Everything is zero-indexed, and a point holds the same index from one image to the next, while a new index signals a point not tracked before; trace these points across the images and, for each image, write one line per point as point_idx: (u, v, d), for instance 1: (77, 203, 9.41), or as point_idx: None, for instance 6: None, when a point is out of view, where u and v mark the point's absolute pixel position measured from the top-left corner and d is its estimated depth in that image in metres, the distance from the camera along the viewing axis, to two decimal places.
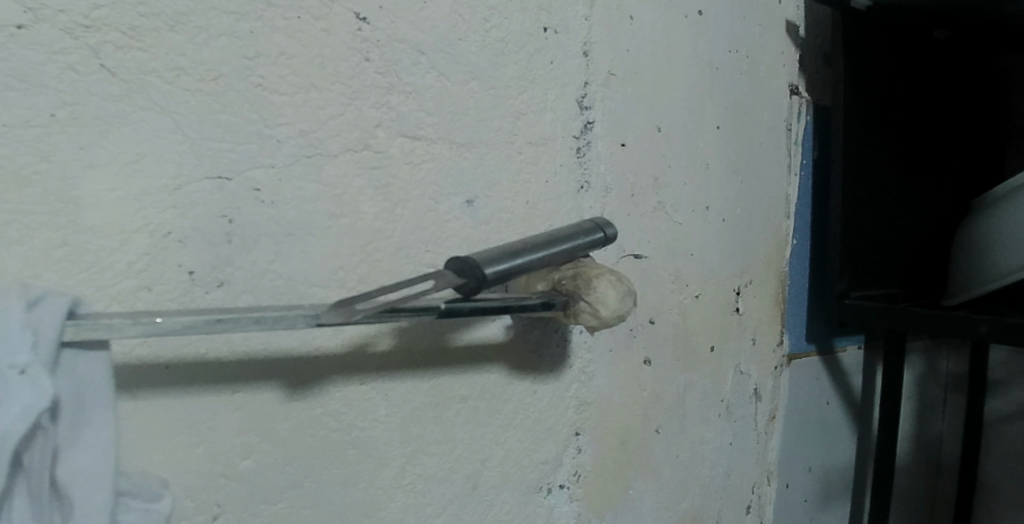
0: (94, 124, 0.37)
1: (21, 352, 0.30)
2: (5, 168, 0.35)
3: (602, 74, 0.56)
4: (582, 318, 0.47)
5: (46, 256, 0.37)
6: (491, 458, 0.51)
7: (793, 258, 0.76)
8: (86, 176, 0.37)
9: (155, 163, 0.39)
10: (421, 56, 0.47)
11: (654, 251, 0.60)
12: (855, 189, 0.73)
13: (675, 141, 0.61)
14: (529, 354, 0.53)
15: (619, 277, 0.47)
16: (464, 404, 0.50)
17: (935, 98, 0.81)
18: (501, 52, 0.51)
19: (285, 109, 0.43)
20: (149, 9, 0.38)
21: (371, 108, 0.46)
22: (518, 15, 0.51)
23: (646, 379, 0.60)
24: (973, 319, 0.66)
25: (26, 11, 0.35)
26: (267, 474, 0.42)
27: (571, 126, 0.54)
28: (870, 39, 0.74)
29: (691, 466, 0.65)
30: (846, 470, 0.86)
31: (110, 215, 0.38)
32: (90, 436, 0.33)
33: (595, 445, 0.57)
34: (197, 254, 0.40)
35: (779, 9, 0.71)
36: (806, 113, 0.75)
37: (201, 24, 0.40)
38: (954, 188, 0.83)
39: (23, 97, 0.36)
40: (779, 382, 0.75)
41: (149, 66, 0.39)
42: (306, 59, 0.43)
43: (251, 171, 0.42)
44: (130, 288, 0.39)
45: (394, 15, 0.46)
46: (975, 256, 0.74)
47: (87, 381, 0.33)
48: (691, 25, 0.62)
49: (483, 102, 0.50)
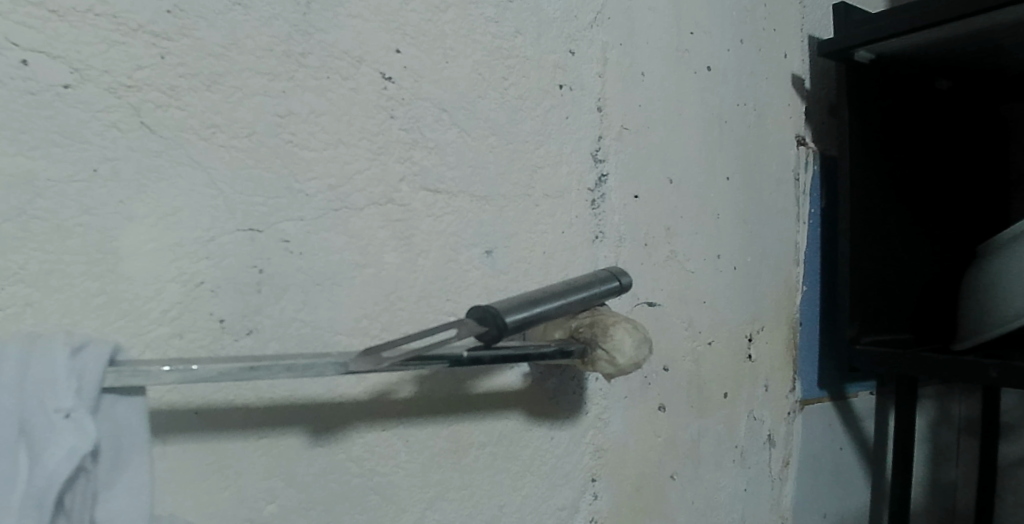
0: (133, 178, 0.39)
1: (66, 397, 0.32)
2: (49, 221, 0.37)
3: (615, 128, 0.58)
4: (599, 366, 0.48)
5: (84, 304, 0.38)
6: (509, 504, 0.52)
7: (803, 303, 0.76)
8: (124, 229, 0.39)
9: (190, 216, 0.41)
10: (443, 113, 0.49)
11: (667, 299, 0.61)
12: (862, 235, 0.75)
13: (687, 192, 0.63)
14: (547, 400, 0.54)
15: (635, 325, 0.48)
16: (482, 450, 0.51)
17: (939, 144, 0.83)
18: (519, 108, 0.53)
19: (314, 164, 0.45)
20: (188, 69, 0.41)
21: (396, 162, 0.47)
22: (536, 73, 0.54)
23: (661, 425, 0.61)
24: (982, 363, 0.66)
25: (72, 72, 0.38)
26: (291, 519, 0.43)
27: (587, 179, 0.56)
28: (873, 90, 0.76)
29: (707, 513, 0.65)
30: (861, 516, 0.85)
31: (147, 264, 0.40)
32: (127, 479, 0.34)
33: (612, 492, 0.57)
34: (227, 303, 0.42)
35: (784, 63, 0.73)
36: (813, 162, 0.77)
37: (237, 83, 0.42)
38: (960, 234, 0.85)
39: (67, 153, 0.38)
40: (792, 427, 0.75)
41: (186, 124, 0.41)
42: (334, 116, 0.45)
43: (281, 224, 0.44)
44: (164, 335, 0.40)
45: (418, 74, 0.48)
46: (984, 301, 0.75)
47: (126, 425, 0.34)
48: (701, 79, 0.64)
49: (502, 156, 0.52)
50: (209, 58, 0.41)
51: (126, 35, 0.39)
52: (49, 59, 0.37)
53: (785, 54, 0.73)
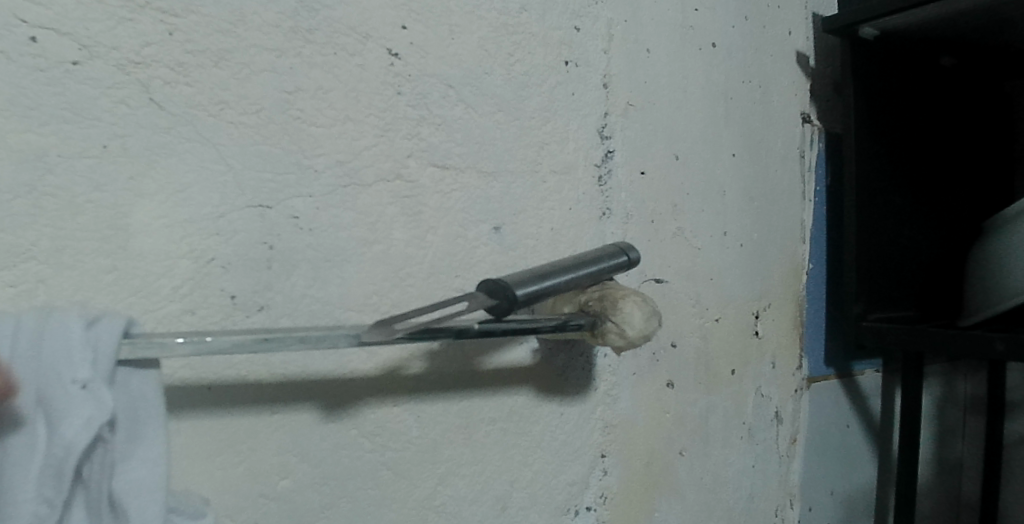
0: (143, 155, 0.40)
1: (82, 368, 0.32)
2: (61, 198, 0.38)
3: (621, 104, 0.58)
4: (609, 338, 0.48)
5: (97, 280, 0.38)
6: (520, 479, 0.52)
7: (809, 281, 0.77)
8: (135, 205, 0.39)
9: (201, 192, 0.41)
10: (450, 89, 0.49)
11: (675, 276, 0.61)
12: (867, 212, 0.75)
13: (693, 169, 0.63)
14: (557, 376, 0.54)
15: (644, 297, 0.49)
16: (493, 426, 0.51)
17: (944, 121, 0.83)
18: (525, 85, 0.53)
19: (322, 140, 0.45)
20: (195, 46, 0.41)
21: (403, 139, 0.47)
22: (541, 49, 0.54)
23: (669, 401, 0.61)
24: (988, 337, 0.66)
25: (81, 49, 0.38)
26: (305, 494, 0.43)
27: (593, 155, 0.56)
28: (877, 67, 0.76)
29: (715, 489, 0.65)
30: (868, 494, 0.85)
31: (157, 240, 0.40)
32: (143, 451, 0.34)
33: (621, 468, 0.58)
34: (238, 279, 0.42)
35: (789, 40, 0.73)
36: (818, 140, 0.77)
37: (244, 60, 0.42)
38: (965, 211, 0.84)
39: (77, 130, 0.38)
40: (799, 404, 0.75)
41: (194, 100, 0.41)
42: (342, 92, 0.45)
43: (290, 200, 0.44)
44: (175, 312, 0.41)
45: (424, 50, 0.48)
46: (989, 277, 0.75)
47: (141, 398, 0.34)
48: (706, 56, 0.64)
49: (509, 132, 0.52)
50: (217, 34, 0.41)
51: (134, 12, 0.39)
52: (57, 36, 0.37)
53: (789, 31, 0.73)
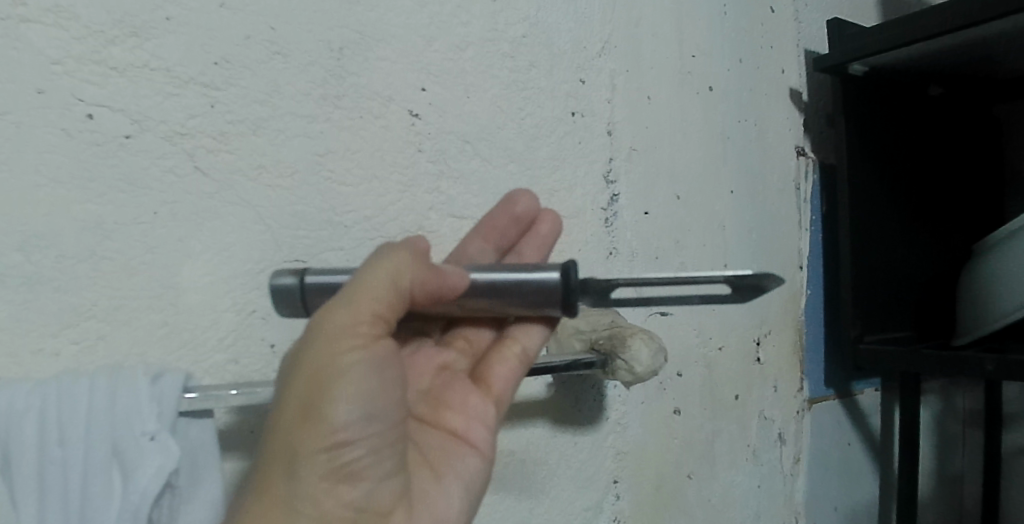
0: (189, 218, 0.43)
1: (150, 422, 0.37)
2: (117, 260, 0.41)
3: (625, 149, 0.61)
4: (619, 375, 0.51)
5: (150, 335, 0.42)
6: (537, 506, 0.56)
7: (808, 307, 0.80)
8: (184, 264, 0.43)
9: (242, 250, 0.45)
10: (466, 144, 0.53)
11: (680, 307, 0.65)
12: (862, 240, 0.78)
13: (694, 207, 0.67)
14: (570, 408, 0.57)
15: (650, 335, 0.53)
16: (512, 458, 0.54)
17: (935, 148, 0.86)
18: (535, 136, 0.57)
19: (351, 198, 0.49)
20: (235, 116, 0.45)
21: (425, 193, 0.51)
22: (549, 103, 0.57)
23: (678, 427, 0.65)
24: (979, 357, 0.69)
25: (133, 123, 0.42)
26: None
27: (599, 199, 0.60)
28: (868, 102, 0.80)
29: (723, 509, 0.69)
30: (871, 509, 0.88)
31: (204, 296, 0.44)
32: (203, 493, 0.38)
33: (632, 492, 0.61)
34: (276, 329, 0.46)
35: (781, 78, 0.77)
36: (813, 172, 0.81)
37: (279, 127, 0.46)
38: (957, 234, 0.88)
39: (131, 199, 0.42)
40: (801, 425, 0.79)
41: (235, 166, 0.45)
42: (367, 152, 0.49)
43: (323, 254, 0.48)
44: (221, 362, 0.44)
45: (442, 109, 0.52)
46: (980, 298, 0.78)
47: (200, 444, 0.39)
48: (703, 99, 0.68)
49: (520, 182, 0.56)
50: (254, 105, 0.45)
51: (179, 88, 0.43)
52: (111, 112, 0.41)
53: (782, 70, 0.77)
